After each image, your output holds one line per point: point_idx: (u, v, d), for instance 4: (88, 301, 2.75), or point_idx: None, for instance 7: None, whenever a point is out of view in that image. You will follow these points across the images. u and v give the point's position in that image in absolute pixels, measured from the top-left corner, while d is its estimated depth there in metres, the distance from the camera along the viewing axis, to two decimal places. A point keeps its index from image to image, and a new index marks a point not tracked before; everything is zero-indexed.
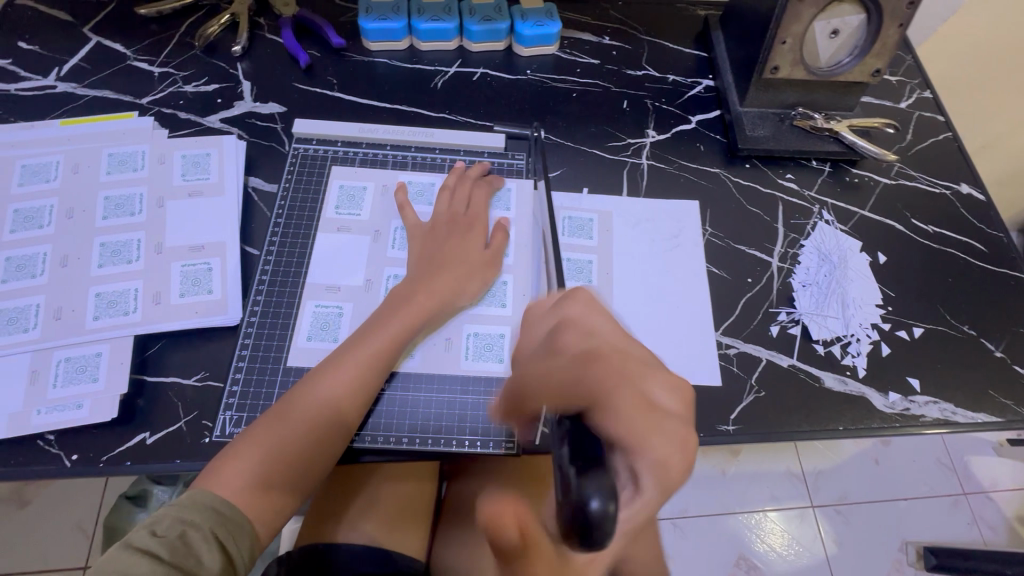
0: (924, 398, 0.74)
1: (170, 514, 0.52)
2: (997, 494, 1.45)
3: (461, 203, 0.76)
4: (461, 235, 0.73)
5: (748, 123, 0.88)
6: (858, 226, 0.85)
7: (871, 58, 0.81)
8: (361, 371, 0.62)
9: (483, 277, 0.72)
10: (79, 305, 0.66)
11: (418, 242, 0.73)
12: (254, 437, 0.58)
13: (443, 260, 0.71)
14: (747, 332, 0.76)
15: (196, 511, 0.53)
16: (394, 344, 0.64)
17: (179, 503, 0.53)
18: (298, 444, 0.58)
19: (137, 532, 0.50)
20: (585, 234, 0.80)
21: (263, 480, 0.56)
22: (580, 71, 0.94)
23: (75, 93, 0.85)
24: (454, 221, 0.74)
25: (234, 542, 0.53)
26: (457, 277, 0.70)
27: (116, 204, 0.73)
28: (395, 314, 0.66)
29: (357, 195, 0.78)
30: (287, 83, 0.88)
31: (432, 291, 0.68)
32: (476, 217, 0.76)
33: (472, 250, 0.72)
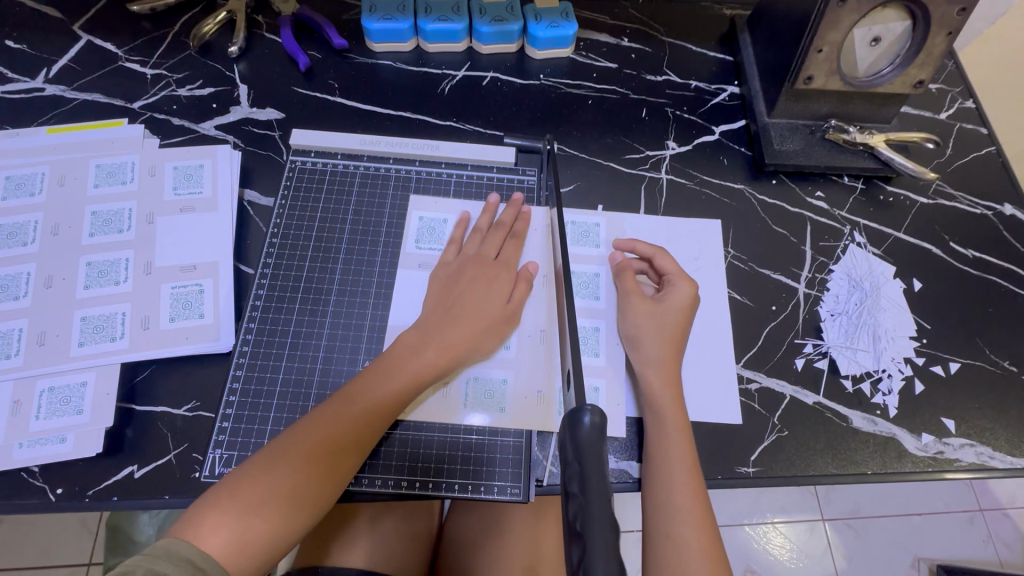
0: (959, 441, 0.69)
1: (145, 564, 0.45)
2: (1015, 511, 1.37)
3: (491, 247, 0.70)
4: (487, 280, 0.67)
5: (776, 135, 0.82)
6: (892, 250, 0.79)
7: (914, 68, 0.75)
8: (358, 417, 0.57)
9: (510, 328, 0.67)
10: (64, 329, 0.63)
11: (440, 283, 0.67)
12: (241, 482, 0.53)
13: (462, 306, 0.64)
14: (771, 364, 0.71)
15: (171, 563, 0.46)
16: (399, 399, 0.59)
17: (151, 552, 0.47)
18: (289, 490, 0.53)
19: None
20: (591, 242, 0.76)
21: (245, 533, 0.51)
22: (597, 76, 0.88)
23: (64, 97, 0.80)
24: (479, 264, 0.68)
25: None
26: (474, 328, 0.63)
27: (104, 220, 0.69)
28: (402, 361, 0.61)
29: (426, 228, 0.74)
30: (285, 87, 0.83)
31: (444, 338, 0.62)
32: (505, 264, 0.69)
33: (491, 300, 0.65)
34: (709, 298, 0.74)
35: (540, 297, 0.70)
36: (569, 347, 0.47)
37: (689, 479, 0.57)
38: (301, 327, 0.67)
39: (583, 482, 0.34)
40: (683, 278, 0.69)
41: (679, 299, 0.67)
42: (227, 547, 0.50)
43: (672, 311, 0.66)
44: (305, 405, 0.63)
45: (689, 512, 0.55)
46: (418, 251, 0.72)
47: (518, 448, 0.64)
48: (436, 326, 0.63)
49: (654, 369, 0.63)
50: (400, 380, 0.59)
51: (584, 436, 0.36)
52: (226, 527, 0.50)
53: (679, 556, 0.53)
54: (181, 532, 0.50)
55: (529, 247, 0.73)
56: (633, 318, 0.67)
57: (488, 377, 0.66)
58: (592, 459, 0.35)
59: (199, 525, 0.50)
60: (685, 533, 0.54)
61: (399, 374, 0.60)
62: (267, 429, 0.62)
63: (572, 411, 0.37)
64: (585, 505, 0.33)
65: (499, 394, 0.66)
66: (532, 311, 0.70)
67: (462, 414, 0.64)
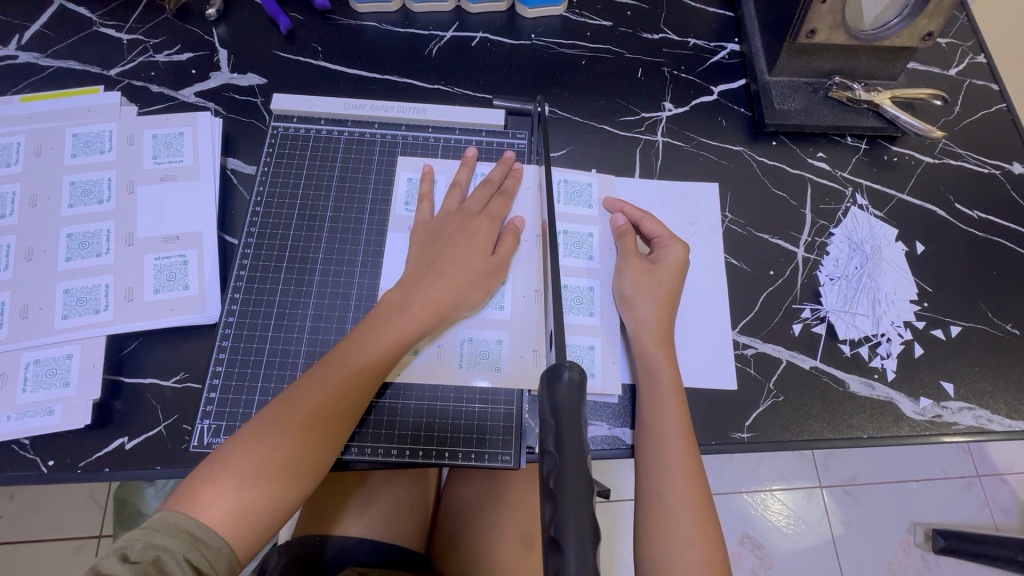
0: (958, 404, 0.68)
1: (143, 536, 0.47)
2: (1013, 477, 1.38)
3: (476, 202, 0.68)
4: (469, 233, 0.65)
5: (777, 94, 0.79)
6: (895, 211, 0.77)
7: (923, 20, 0.71)
8: (347, 382, 0.56)
9: (498, 280, 0.65)
10: (47, 302, 0.62)
11: (420, 242, 0.65)
12: (234, 454, 0.52)
13: (444, 263, 0.62)
14: (767, 330, 0.70)
15: (169, 534, 0.47)
16: (387, 361, 0.58)
17: (150, 524, 0.48)
18: (285, 460, 0.52)
19: (108, 558, 0.45)
20: (584, 201, 0.74)
21: (242, 503, 0.50)
22: (590, 35, 0.85)
23: (37, 65, 0.78)
24: (462, 219, 0.66)
25: (210, 568, 0.48)
26: (459, 285, 0.62)
27: (83, 190, 0.68)
28: (386, 322, 0.59)
29: (410, 187, 0.72)
30: (266, 51, 0.80)
31: (430, 299, 0.60)
32: (488, 219, 0.67)
33: (477, 254, 0.64)
34: (706, 263, 0.72)
35: (523, 259, 0.69)
36: (553, 307, 0.46)
37: (679, 439, 0.56)
38: (287, 297, 0.66)
39: (559, 439, 0.34)
40: (673, 239, 0.67)
41: (672, 259, 0.65)
42: (227, 515, 0.49)
43: (669, 271, 0.65)
44: (292, 373, 0.63)
45: (682, 471, 0.55)
46: (410, 214, 0.70)
47: (508, 416, 0.63)
48: (419, 285, 0.61)
49: (648, 330, 0.62)
50: (386, 341, 0.59)
51: (562, 394, 0.35)
52: (224, 497, 0.50)
53: (669, 515, 0.53)
54: (178, 504, 0.50)
55: (517, 205, 0.71)
56: (629, 278, 0.65)
57: (483, 339, 0.65)
58: (569, 417, 0.34)
59: (195, 496, 0.50)
60: (675, 492, 0.54)
61: (384, 335, 0.59)
62: (255, 400, 0.62)
63: (551, 367, 0.37)
64: (561, 461, 0.33)
65: (493, 354, 0.65)
66: (512, 273, 0.68)
67: (459, 376, 0.64)
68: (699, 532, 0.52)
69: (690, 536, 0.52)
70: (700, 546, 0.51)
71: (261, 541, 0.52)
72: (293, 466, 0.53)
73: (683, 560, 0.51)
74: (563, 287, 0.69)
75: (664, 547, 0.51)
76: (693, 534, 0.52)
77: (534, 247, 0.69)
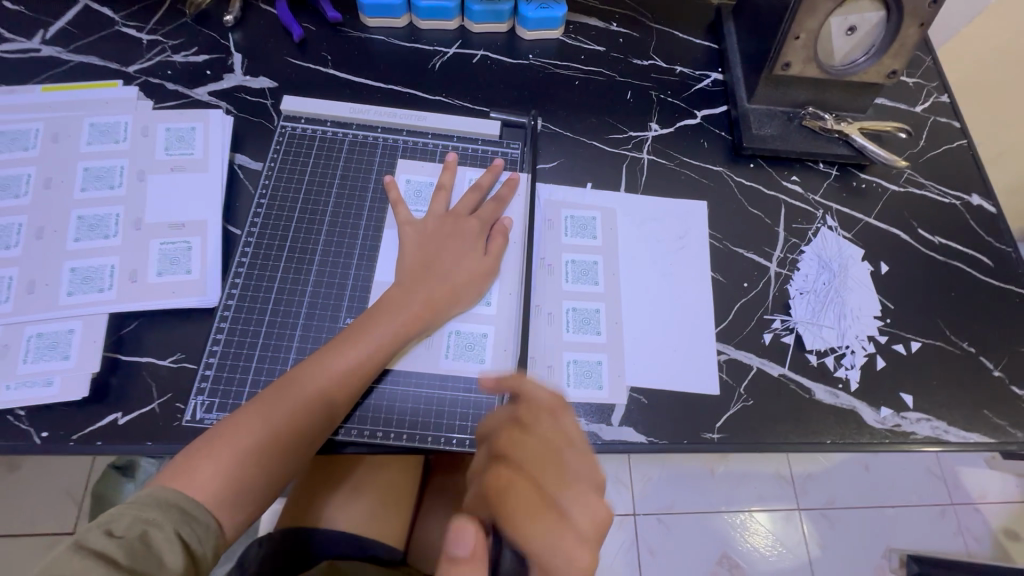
0: (916, 415, 0.72)
1: (129, 512, 0.48)
2: (984, 506, 1.42)
3: (464, 206, 0.73)
4: (461, 235, 0.70)
5: (755, 120, 0.85)
6: (862, 233, 0.82)
7: (887, 58, 0.77)
8: (347, 372, 0.60)
9: (491, 280, 0.70)
10: (53, 279, 0.65)
11: (415, 243, 0.69)
12: (231, 433, 0.55)
13: (438, 266, 0.67)
14: (739, 338, 0.74)
15: (158, 509, 0.49)
16: (384, 353, 0.62)
17: (137, 500, 0.49)
18: (282, 441, 0.56)
19: (92, 532, 0.46)
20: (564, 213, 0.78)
21: (235, 479, 0.54)
22: (584, 58, 0.91)
23: (59, 58, 0.82)
24: (453, 221, 0.71)
25: (198, 545, 0.50)
26: (453, 284, 0.67)
27: (96, 176, 0.71)
28: (385, 317, 0.63)
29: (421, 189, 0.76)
30: (279, 57, 0.85)
31: (427, 298, 0.65)
32: (478, 223, 0.72)
33: (468, 255, 0.69)
34: (685, 274, 0.77)
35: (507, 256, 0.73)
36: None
37: None
38: (285, 285, 0.69)
39: None
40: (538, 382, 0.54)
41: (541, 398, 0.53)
42: (217, 490, 0.53)
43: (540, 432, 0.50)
44: (286, 357, 0.65)
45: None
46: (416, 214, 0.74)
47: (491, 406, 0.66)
48: (417, 284, 0.66)
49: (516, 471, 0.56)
50: (385, 335, 0.63)
51: None
52: (218, 470, 0.53)
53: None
54: (171, 479, 0.52)
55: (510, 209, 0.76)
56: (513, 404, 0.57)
57: (469, 332, 0.69)
58: None
59: (189, 471, 0.53)
60: None
61: (382, 330, 0.63)
62: (249, 380, 0.64)
63: None
64: None
65: (480, 347, 0.68)
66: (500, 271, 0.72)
67: (447, 367, 0.67)
68: None
69: None
70: None
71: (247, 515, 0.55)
72: (284, 448, 0.57)
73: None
74: (548, 289, 0.73)
75: None
76: None
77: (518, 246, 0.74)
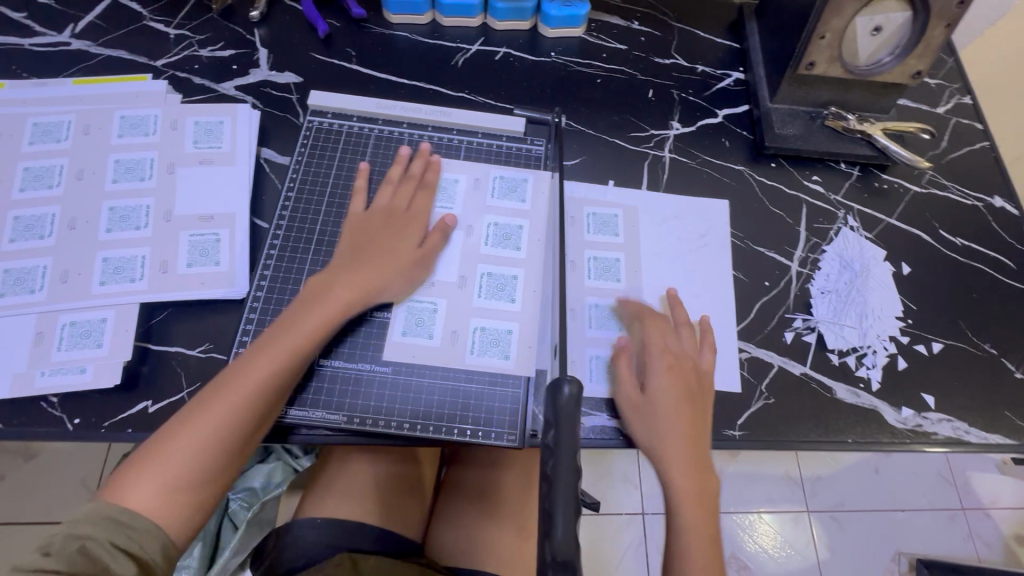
0: (938, 416, 0.72)
1: (62, 532, 0.50)
2: (996, 511, 1.41)
3: (402, 199, 0.72)
4: (399, 226, 0.70)
5: (777, 120, 0.85)
6: (884, 233, 0.82)
7: (913, 59, 0.77)
8: (268, 364, 0.58)
9: (424, 271, 0.70)
10: (85, 269, 0.66)
11: (352, 232, 0.69)
12: (160, 442, 0.55)
13: (370, 254, 0.67)
14: (761, 336, 0.74)
15: (91, 523, 0.50)
16: (310, 345, 0.61)
17: (80, 517, 0.51)
18: (212, 442, 0.55)
19: (29, 555, 0.48)
20: (570, 213, 0.78)
21: (165, 488, 0.53)
22: (606, 57, 0.91)
23: (89, 52, 0.83)
24: (392, 217, 0.70)
25: (141, 550, 0.51)
26: (381, 272, 0.66)
27: (126, 167, 0.72)
28: (312, 308, 0.62)
29: (450, 187, 0.76)
30: (304, 53, 0.86)
31: (351, 286, 0.64)
32: (416, 214, 0.71)
33: (403, 245, 0.69)
34: (706, 272, 0.77)
35: (488, 243, 0.74)
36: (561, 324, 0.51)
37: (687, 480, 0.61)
38: (313, 277, 0.70)
39: (556, 434, 0.38)
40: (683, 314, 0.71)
41: (685, 322, 0.70)
42: (150, 502, 0.52)
43: (681, 340, 0.69)
44: None
45: (670, 419, 0.63)
46: (440, 212, 0.74)
47: (516, 399, 0.66)
48: (341, 274, 0.65)
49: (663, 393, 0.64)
50: (311, 326, 0.61)
51: (562, 402, 0.39)
52: (147, 482, 0.53)
53: (671, 465, 0.62)
54: (106, 495, 0.53)
55: (493, 205, 0.76)
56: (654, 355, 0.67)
57: (495, 329, 0.69)
58: (566, 422, 0.39)
59: (121, 486, 0.53)
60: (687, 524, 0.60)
61: (308, 321, 0.61)
62: None
63: (553, 379, 0.40)
64: (557, 454, 0.37)
65: (501, 342, 0.69)
66: (508, 264, 0.73)
67: (471, 360, 0.67)
68: None
69: None
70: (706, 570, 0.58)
71: (189, 522, 0.54)
72: (216, 447, 0.55)
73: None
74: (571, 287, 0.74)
75: None
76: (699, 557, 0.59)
77: (503, 235, 0.74)
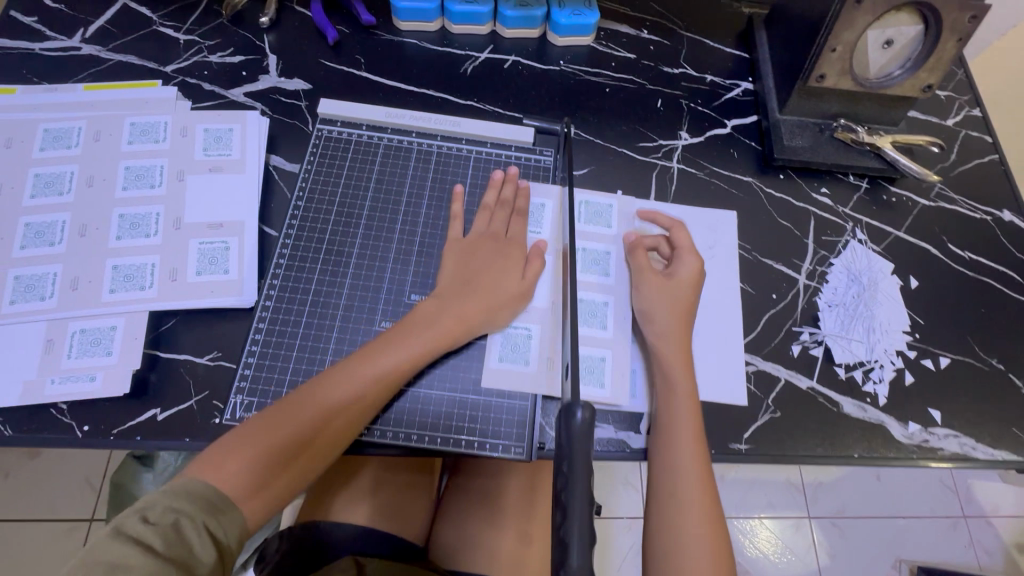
0: (944, 431, 0.72)
1: (163, 500, 0.48)
2: (997, 520, 1.41)
3: (500, 224, 0.72)
4: (504, 254, 0.70)
5: (786, 131, 0.85)
6: (891, 246, 0.82)
7: (923, 73, 0.77)
8: (377, 384, 0.60)
9: (521, 302, 0.69)
10: (95, 276, 0.66)
11: (455, 259, 0.69)
12: (256, 430, 0.55)
13: (475, 282, 0.67)
14: (768, 349, 0.74)
15: (190, 501, 0.49)
16: (413, 366, 0.62)
17: (171, 489, 0.49)
18: (307, 443, 0.56)
19: (129, 518, 0.46)
20: (603, 221, 0.79)
21: (261, 477, 0.53)
22: (615, 65, 0.91)
23: (99, 57, 0.83)
24: (494, 241, 0.71)
25: (225, 537, 0.49)
26: (491, 302, 0.67)
27: (137, 174, 0.72)
28: (419, 330, 0.63)
29: (538, 212, 0.77)
30: (313, 59, 0.86)
31: (462, 314, 0.65)
32: (515, 241, 0.72)
33: (506, 275, 0.68)
34: (715, 283, 0.77)
35: (580, 267, 0.75)
36: (572, 348, 0.52)
37: (692, 439, 0.62)
38: (321, 287, 0.70)
39: (571, 461, 0.40)
40: (691, 252, 0.72)
41: (687, 272, 0.70)
42: (243, 488, 0.52)
43: (682, 285, 0.70)
44: (322, 359, 0.66)
45: (669, 338, 0.67)
46: (532, 236, 0.75)
47: (523, 411, 0.67)
48: (453, 298, 0.66)
49: (667, 338, 0.67)
50: (419, 347, 0.62)
51: (576, 428, 0.41)
52: (243, 470, 0.52)
53: (672, 401, 0.64)
54: (197, 471, 0.52)
55: (590, 232, 0.78)
56: (646, 293, 0.70)
57: (588, 355, 0.70)
58: (580, 448, 0.40)
59: (215, 465, 0.52)
60: (686, 487, 0.60)
61: (417, 342, 0.63)
62: (286, 380, 0.65)
63: (567, 405, 0.43)
64: (571, 482, 0.39)
65: (524, 348, 0.69)
66: (601, 290, 0.74)
67: (498, 367, 0.68)
68: (705, 524, 0.58)
69: (698, 531, 0.58)
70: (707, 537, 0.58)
71: (267, 514, 0.54)
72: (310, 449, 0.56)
73: (686, 503, 0.59)
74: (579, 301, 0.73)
75: (671, 534, 0.58)
76: (699, 528, 0.58)
77: (592, 259, 0.76)
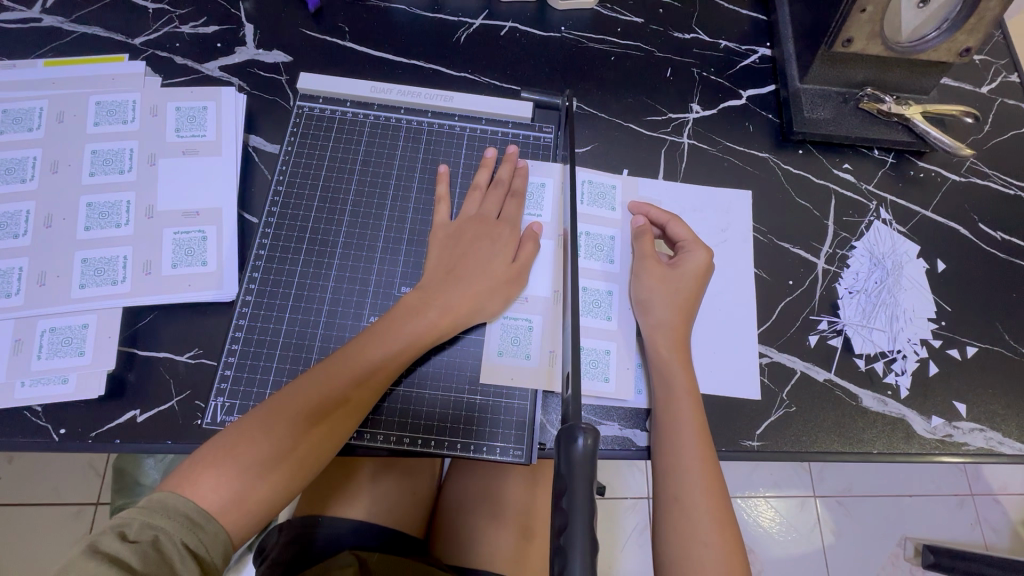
0: (969, 425, 0.68)
1: (142, 516, 0.45)
2: (1005, 498, 1.38)
3: (492, 206, 0.67)
4: (491, 237, 0.65)
5: (807, 102, 0.78)
6: (918, 227, 0.76)
7: (962, 35, 0.70)
8: (360, 383, 0.56)
9: (518, 289, 0.65)
10: (64, 270, 0.62)
11: (441, 246, 0.64)
12: (235, 440, 0.51)
13: (463, 271, 0.62)
14: (783, 340, 0.70)
15: (168, 517, 0.46)
16: (399, 362, 0.58)
17: (148, 503, 0.46)
18: (294, 450, 0.52)
19: (106, 535, 0.43)
20: (607, 203, 0.73)
21: (245, 491, 0.49)
22: (621, 31, 0.84)
23: (62, 29, 0.76)
24: (482, 225, 0.65)
25: (206, 552, 0.46)
26: (479, 292, 0.62)
27: (104, 159, 0.67)
28: (406, 324, 0.59)
29: (537, 193, 0.71)
30: (293, 29, 0.79)
31: (450, 307, 0.61)
32: (507, 223, 0.66)
33: (495, 260, 0.63)
34: (727, 269, 0.72)
35: (584, 253, 0.70)
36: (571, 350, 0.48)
37: (697, 441, 0.58)
38: (305, 279, 0.65)
39: (570, 497, 0.37)
40: (697, 243, 0.67)
41: (694, 264, 0.65)
42: (226, 503, 0.48)
43: (690, 276, 0.65)
44: (308, 357, 0.62)
45: (669, 332, 0.63)
46: (530, 218, 0.70)
47: (523, 409, 0.63)
48: (439, 289, 0.61)
49: (665, 331, 0.63)
50: (404, 342, 0.58)
51: (577, 456, 0.38)
52: (225, 484, 0.49)
53: (674, 400, 0.60)
54: (173, 486, 0.48)
55: (592, 214, 0.72)
56: (646, 283, 0.65)
57: (592, 349, 0.66)
58: (581, 479, 0.37)
59: (192, 480, 0.48)
60: (692, 494, 0.56)
61: (402, 338, 0.58)
62: (270, 380, 0.61)
63: (566, 429, 0.39)
64: (569, 519, 0.35)
65: (525, 341, 0.65)
66: (605, 279, 0.69)
67: (495, 363, 0.64)
68: (716, 532, 0.54)
69: (709, 539, 0.54)
70: (717, 547, 0.54)
71: (255, 527, 0.51)
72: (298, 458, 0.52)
73: (692, 508, 0.55)
74: (582, 290, 0.69)
75: (681, 542, 0.54)
76: (711, 537, 0.54)
77: (596, 245, 0.71)
